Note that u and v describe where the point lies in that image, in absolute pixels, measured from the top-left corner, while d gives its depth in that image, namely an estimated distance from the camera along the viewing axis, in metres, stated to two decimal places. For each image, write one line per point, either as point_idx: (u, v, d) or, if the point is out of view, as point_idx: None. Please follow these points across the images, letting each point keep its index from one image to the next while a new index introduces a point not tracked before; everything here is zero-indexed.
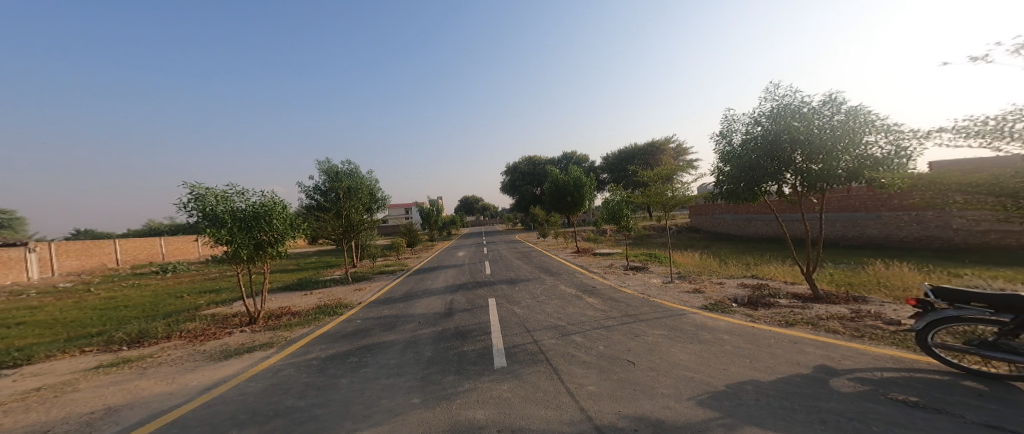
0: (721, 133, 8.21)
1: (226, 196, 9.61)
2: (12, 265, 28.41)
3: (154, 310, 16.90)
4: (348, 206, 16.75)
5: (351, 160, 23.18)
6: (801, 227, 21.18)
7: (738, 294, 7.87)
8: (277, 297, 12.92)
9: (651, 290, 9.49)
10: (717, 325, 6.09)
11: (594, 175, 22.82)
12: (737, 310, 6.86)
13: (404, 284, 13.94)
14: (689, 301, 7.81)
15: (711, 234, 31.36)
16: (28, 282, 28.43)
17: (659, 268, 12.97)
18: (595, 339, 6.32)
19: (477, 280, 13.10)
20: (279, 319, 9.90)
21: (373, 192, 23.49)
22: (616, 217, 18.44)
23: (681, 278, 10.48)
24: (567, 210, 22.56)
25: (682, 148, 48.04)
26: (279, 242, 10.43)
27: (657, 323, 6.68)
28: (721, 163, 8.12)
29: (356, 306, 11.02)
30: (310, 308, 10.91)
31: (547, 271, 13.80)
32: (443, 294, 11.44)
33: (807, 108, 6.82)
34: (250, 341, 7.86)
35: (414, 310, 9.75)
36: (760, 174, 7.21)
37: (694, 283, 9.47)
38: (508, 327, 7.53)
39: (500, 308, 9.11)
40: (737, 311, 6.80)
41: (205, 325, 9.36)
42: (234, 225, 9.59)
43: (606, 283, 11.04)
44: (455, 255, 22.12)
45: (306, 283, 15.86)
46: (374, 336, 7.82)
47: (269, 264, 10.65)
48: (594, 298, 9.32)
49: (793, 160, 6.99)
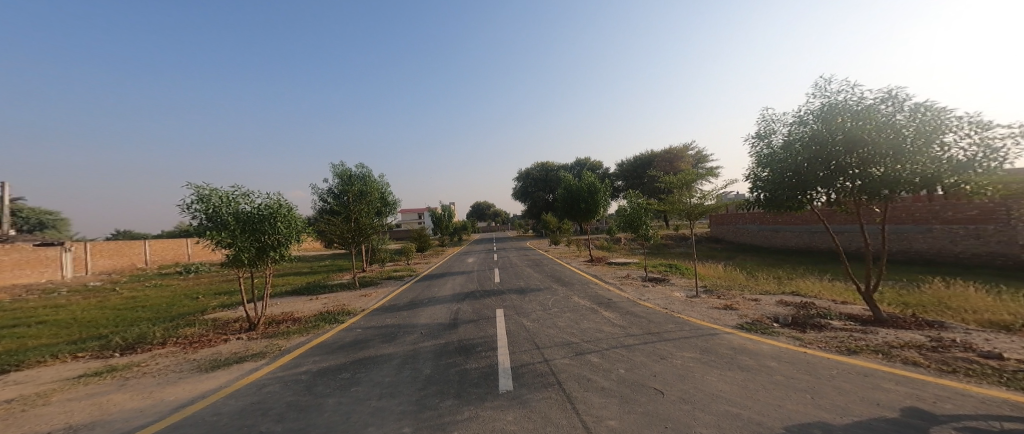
0: (757, 134, 7.37)
1: (232, 197, 9.18)
2: (49, 263, 29.19)
3: (166, 312, 16.79)
4: (356, 210, 16.43)
5: (364, 164, 22.97)
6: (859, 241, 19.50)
7: (779, 311, 6.94)
8: (281, 302, 12.48)
9: (674, 305, 8.62)
10: (756, 349, 5.24)
11: (609, 181, 21.92)
12: (781, 332, 5.94)
13: (410, 290, 13.40)
14: (720, 318, 6.93)
15: (734, 245, 29.98)
16: (63, 281, 29.10)
17: (681, 280, 12.04)
18: (614, 361, 5.56)
19: (486, 289, 12.42)
20: (280, 326, 9.44)
21: (385, 197, 23.12)
22: (633, 225, 17.44)
23: (706, 292, 9.54)
24: (581, 217, 21.73)
25: (701, 154, 46.77)
26: (284, 246, 9.96)
27: (684, 342, 5.86)
28: (762, 167, 7.19)
29: (360, 313, 10.50)
30: (312, 315, 10.44)
31: (560, 281, 13.02)
32: (449, 302, 10.82)
33: (872, 104, 5.88)
34: (244, 350, 7.44)
35: (418, 319, 9.15)
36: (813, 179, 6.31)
37: (723, 298, 8.53)
38: (516, 343, 6.81)
39: (508, 320, 8.43)
40: (781, 333, 5.89)
41: (203, 331, 9.03)
42: (238, 227, 9.15)
43: (623, 296, 10.20)
44: (466, 262, 21.60)
45: (314, 287, 15.45)
46: (371, 349, 7.21)
47: (273, 268, 10.17)
48: (611, 312, 8.50)
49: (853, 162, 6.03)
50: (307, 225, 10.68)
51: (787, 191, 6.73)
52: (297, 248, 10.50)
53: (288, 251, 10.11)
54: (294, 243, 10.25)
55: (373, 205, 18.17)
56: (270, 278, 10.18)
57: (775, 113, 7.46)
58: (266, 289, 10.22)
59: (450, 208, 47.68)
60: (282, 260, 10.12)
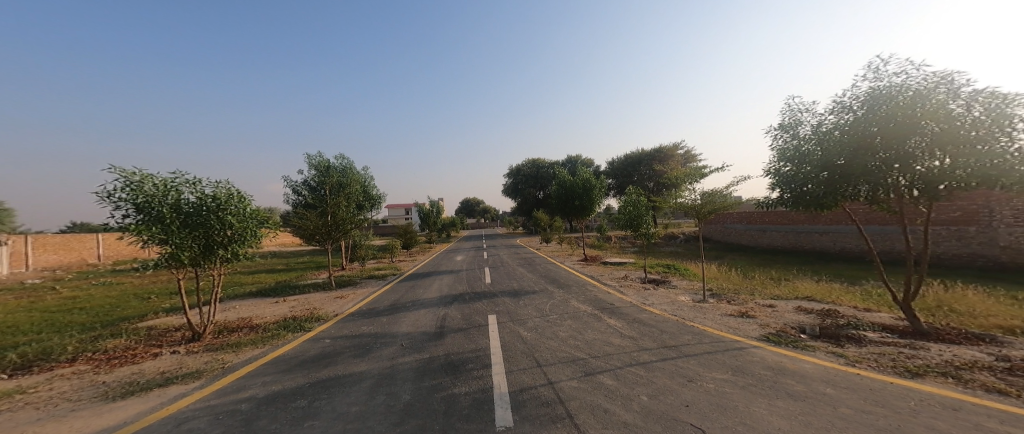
0: (780, 126, 6.81)
1: (172, 185, 7.69)
2: None
3: (113, 314, 14.93)
4: (333, 202, 15.05)
5: (345, 155, 21.52)
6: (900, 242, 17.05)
7: (805, 320, 6.16)
8: (239, 304, 11.10)
9: (684, 312, 7.81)
10: (804, 370, 4.41)
11: (604, 178, 21.19)
12: (818, 347, 5.13)
13: (391, 292, 12.23)
14: (740, 329, 6.10)
15: (722, 245, 29.91)
16: (0, 277, 26.16)
17: (685, 283, 11.32)
18: (634, 385, 4.65)
19: (475, 291, 11.37)
20: (232, 335, 8.04)
21: (366, 191, 21.61)
22: (633, 222, 16.14)
23: (716, 297, 8.82)
24: (575, 214, 20.92)
25: (689, 154, 46.86)
26: (237, 243, 8.44)
27: (713, 360, 5.02)
28: (793, 159, 6.58)
29: (330, 319, 9.21)
30: (273, 320, 9.13)
31: (554, 282, 12.08)
32: (434, 307, 9.74)
33: (930, 89, 5.34)
34: (176, 369, 6.23)
35: (399, 327, 8.05)
36: (861, 171, 5.73)
37: (736, 304, 7.77)
38: (513, 360, 5.82)
39: (502, 329, 7.44)
40: (818, 349, 5.07)
41: (132, 342, 7.73)
42: (174, 220, 7.64)
43: (625, 300, 9.37)
44: (451, 260, 20.51)
45: (284, 287, 14.00)
46: (340, 365, 6.06)
47: (224, 267, 8.63)
48: (615, 320, 7.61)
49: (909, 153, 5.46)
50: (268, 219, 9.18)
51: (827, 185, 6.14)
52: (256, 245, 9.01)
53: (243, 249, 8.60)
54: (250, 239, 8.71)
55: (354, 198, 16.75)
56: (221, 278, 8.59)
57: (797, 104, 6.95)
58: (215, 292, 8.53)
59: (437, 204, 46.24)
60: (235, 260, 8.62)
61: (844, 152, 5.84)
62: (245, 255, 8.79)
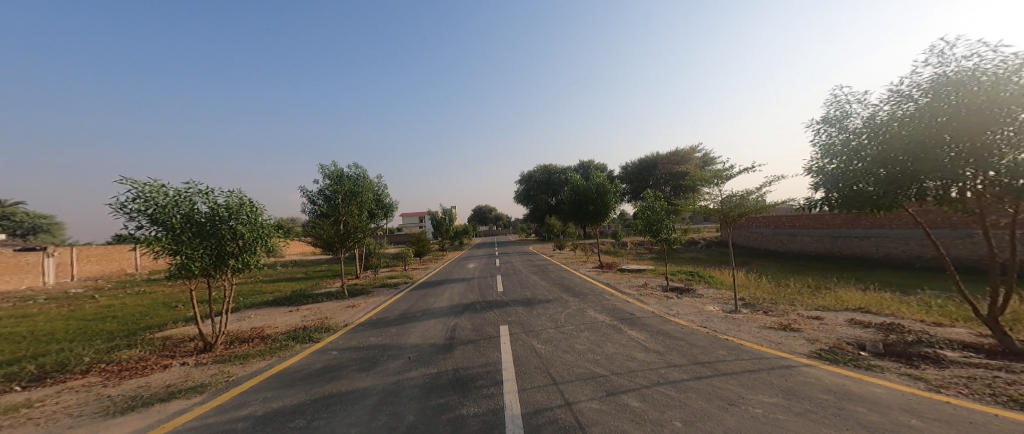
0: (825, 118, 6.34)
1: (185, 195, 7.43)
2: (30, 269, 27.37)
3: (137, 323, 15.13)
4: (345, 209, 14.98)
5: (358, 164, 21.56)
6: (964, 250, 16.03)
7: (861, 335, 5.44)
8: (254, 314, 10.96)
9: (714, 323, 7.14)
10: (875, 397, 3.73)
11: (618, 181, 20.47)
12: (886, 367, 4.41)
13: (403, 301, 11.95)
14: (786, 344, 5.42)
15: (748, 250, 28.61)
16: (46, 287, 27.27)
17: (710, 291, 10.56)
18: (665, 408, 4.08)
19: (487, 299, 10.95)
20: (244, 346, 7.84)
21: (379, 199, 21.58)
22: (654, 228, 14.73)
23: (748, 306, 8.07)
24: (589, 220, 20.22)
25: (708, 156, 45.57)
26: (249, 253, 8.16)
27: (756, 380, 4.38)
28: (844, 156, 6.05)
29: (339, 330, 8.92)
30: (284, 331, 8.91)
31: (569, 290, 11.51)
32: (445, 316, 9.36)
33: (1006, 74, 4.85)
34: (181, 382, 5.97)
35: (407, 339, 7.69)
36: (930, 167, 5.19)
37: (775, 316, 7.03)
38: (527, 377, 5.32)
39: (516, 342, 6.97)
40: (886, 369, 4.37)
41: (146, 353, 7.58)
42: (186, 231, 7.37)
43: (647, 310, 8.75)
44: (465, 268, 20.21)
45: (298, 297, 13.87)
46: (343, 380, 5.70)
47: (236, 277, 8.37)
48: (637, 332, 6.99)
49: (985, 146, 4.95)
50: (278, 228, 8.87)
51: (888, 183, 5.60)
52: (266, 254, 8.72)
53: (255, 259, 8.29)
54: (261, 249, 8.42)
55: (366, 205, 16.65)
56: (233, 289, 8.36)
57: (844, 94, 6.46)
58: (227, 302, 8.32)
59: (452, 211, 46.17)
60: (246, 270, 8.33)
61: (908, 146, 5.31)
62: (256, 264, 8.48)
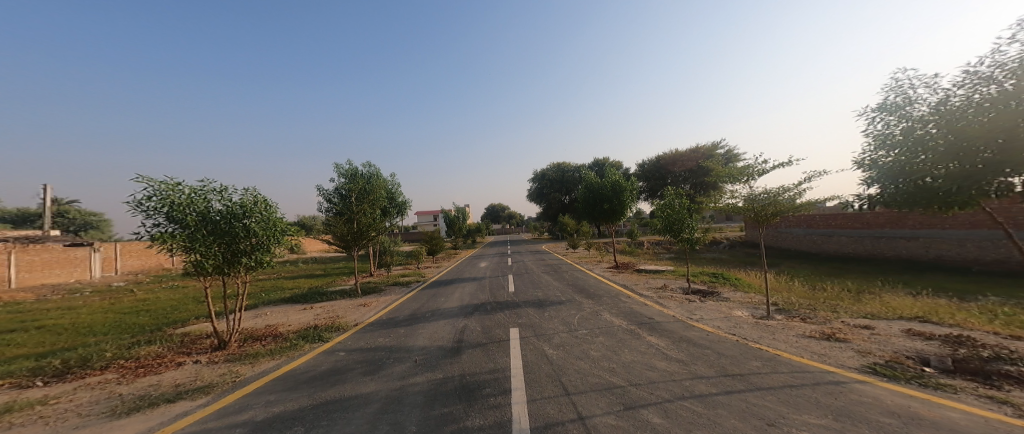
0: (882, 105, 5.75)
1: (201, 193, 7.34)
2: (80, 263, 28.80)
3: (163, 317, 15.54)
4: (358, 208, 15.09)
5: (372, 163, 21.64)
6: None
7: (922, 350, 4.88)
8: (271, 311, 11.00)
9: (743, 329, 6.59)
10: (951, 427, 3.16)
11: (635, 179, 19.76)
12: (959, 387, 3.88)
13: (415, 300, 11.80)
14: (834, 356, 4.90)
15: (777, 251, 27.31)
16: (92, 281, 28.64)
17: (735, 294, 9.90)
18: (693, 427, 3.64)
19: (498, 300, 10.67)
20: (256, 345, 7.78)
21: (392, 196, 21.67)
22: (673, 227, 13.66)
23: (781, 312, 7.43)
24: (604, 219, 19.59)
25: (730, 153, 43.99)
26: (262, 251, 8.03)
27: (799, 398, 3.87)
28: (908, 147, 5.47)
29: (350, 330, 8.78)
30: (297, 329, 8.86)
31: (584, 291, 11.05)
32: (455, 318, 9.13)
33: None
34: (190, 382, 5.89)
35: (414, 342, 7.50)
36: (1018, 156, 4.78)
37: (814, 323, 6.42)
38: (537, 386, 4.94)
39: (526, 347, 6.64)
40: (958, 389, 3.85)
41: (162, 349, 7.59)
42: (201, 229, 7.29)
43: (666, 314, 8.24)
44: (478, 266, 20.01)
45: (312, 294, 13.92)
46: (347, 385, 5.48)
47: (249, 275, 8.28)
48: (656, 338, 6.51)
49: None
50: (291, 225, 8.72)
51: (964, 175, 5.12)
52: (279, 252, 8.59)
53: (268, 257, 8.16)
54: (274, 247, 8.29)
55: (379, 203, 16.69)
56: (246, 286, 8.30)
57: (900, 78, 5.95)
58: (240, 300, 8.28)
59: (467, 210, 46.09)
60: (260, 268, 8.21)
61: (991, 134, 4.89)
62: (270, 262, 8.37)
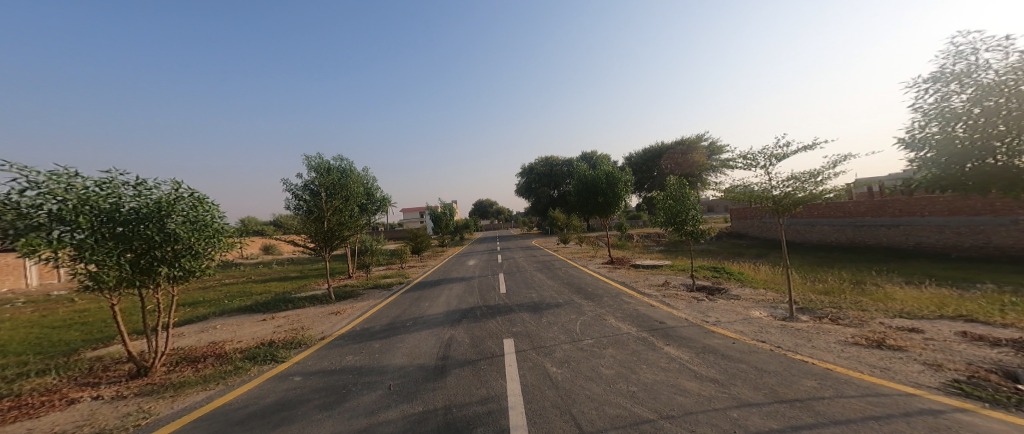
0: (944, 73, 5.16)
1: (107, 189, 6.01)
2: (10, 271, 25.87)
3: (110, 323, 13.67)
4: (324, 204, 13.63)
5: (345, 156, 20.15)
6: (1011, 239, 14.79)
7: (1000, 361, 4.07)
8: (224, 324, 9.56)
9: (773, 335, 5.74)
10: None
11: (628, 170, 18.96)
12: None
13: (393, 305, 10.58)
14: (899, 369, 4.04)
15: (763, 242, 27.23)
16: (28, 289, 25.79)
17: (744, 291, 9.15)
18: None
19: (487, 303, 9.60)
20: (189, 369, 6.42)
21: (369, 192, 20.12)
22: (674, 219, 12.68)
23: (805, 312, 6.70)
24: (596, 213, 18.73)
25: (713, 145, 44.08)
26: (190, 258, 6.72)
27: None
28: (971, 125, 5.09)
29: (311, 346, 7.47)
30: (247, 347, 7.49)
31: (580, 291, 10.10)
32: (439, 327, 7.99)
33: None
34: (77, 428, 4.53)
35: (389, 360, 6.34)
36: None
37: (851, 326, 5.61)
38: (543, 422, 3.90)
39: (523, 367, 5.59)
40: None
41: (62, 381, 6.11)
42: (102, 231, 5.93)
43: (679, 317, 7.37)
44: (463, 264, 18.83)
45: (277, 301, 12.42)
46: (296, 425, 4.29)
47: (175, 287, 6.89)
48: (677, 351, 5.57)
49: None
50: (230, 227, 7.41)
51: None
52: (215, 259, 7.26)
53: (198, 265, 6.86)
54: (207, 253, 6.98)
55: (353, 199, 15.25)
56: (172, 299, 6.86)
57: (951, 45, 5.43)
58: (166, 316, 6.82)
59: (452, 206, 44.54)
60: (188, 278, 6.92)
61: None
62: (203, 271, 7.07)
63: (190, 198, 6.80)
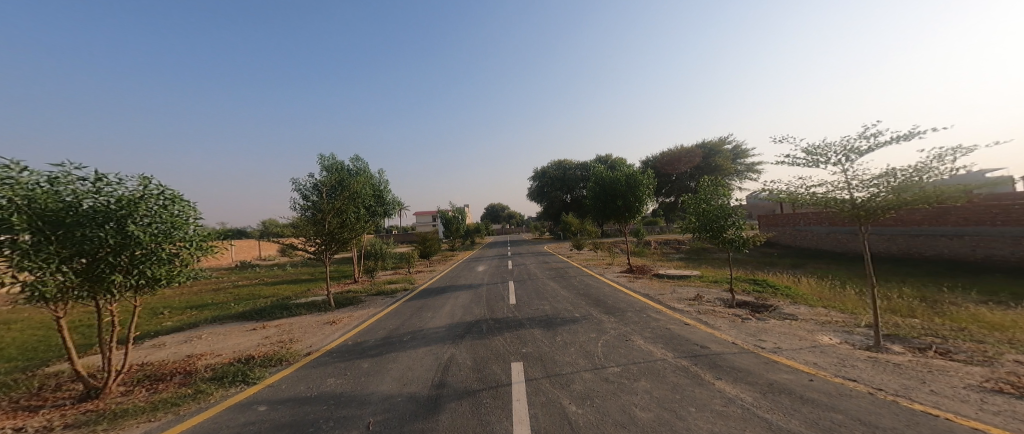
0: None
1: (55, 186, 5.02)
2: None
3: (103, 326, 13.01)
4: (326, 205, 12.74)
5: (360, 157, 19.52)
6: None
7: None
8: (208, 334, 8.66)
9: (865, 373, 4.37)
10: None
11: (653, 172, 17.59)
12: None
13: (393, 315, 9.52)
14: None
15: (796, 251, 25.32)
16: None
17: (799, 309, 7.72)
18: None
19: (495, 315, 8.44)
20: (148, 391, 5.43)
21: (379, 196, 19.26)
22: (707, 223, 11.09)
23: (893, 342, 5.30)
24: (616, 218, 17.40)
25: (739, 148, 42.13)
26: (155, 264, 5.63)
27: None
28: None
29: (291, 364, 6.44)
30: (221, 363, 6.50)
31: (600, 304, 8.83)
32: (439, 344, 6.86)
33: None
34: None
35: (375, 388, 5.22)
36: None
37: (978, 370, 4.21)
38: None
39: (536, 404, 4.39)
40: None
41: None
42: (46, 233, 4.88)
43: (725, 340, 6.06)
44: (474, 270, 17.78)
45: (272, 309, 11.50)
46: None
47: (137, 298, 5.88)
48: (734, 389, 4.28)
49: None
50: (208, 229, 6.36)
51: None
52: (190, 265, 6.18)
53: (165, 272, 5.78)
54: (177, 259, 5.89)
55: (359, 200, 14.37)
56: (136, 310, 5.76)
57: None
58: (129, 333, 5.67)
59: (464, 210, 43.78)
60: (154, 286, 5.87)
61: None
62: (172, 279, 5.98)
63: (160, 196, 5.75)
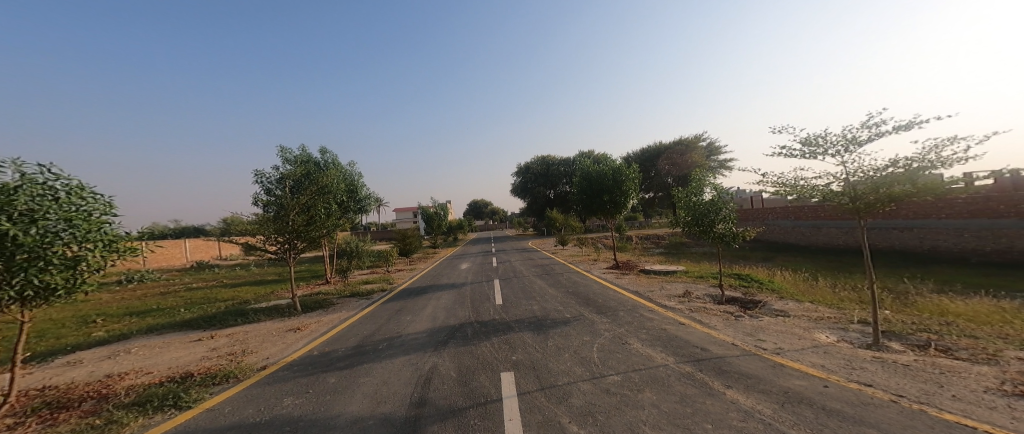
0: None
1: None
2: None
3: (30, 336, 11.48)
4: (291, 202, 11.63)
5: (327, 148, 18.18)
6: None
7: None
8: (145, 349, 8.05)
9: (878, 376, 4.15)
10: None
11: (638, 166, 17.41)
12: None
13: (367, 319, 8.81)
14: None
15: (766, 244, 26.08)
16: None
17: (789, 304, 7.62)
18: None
19: (479, 318, 7.91)
20: (42, 423, 4.98)
21: (352, 190, 18.13)
22: (698, 217, 10.89)
23: (895, 340, 5.16)
24: (601, 212, 17.19)
25: (714, 145, 43.13)
26: (51, 272, 5.01)
27: None
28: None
29: (235, 380, 5.82)
30: (145, 384, 5.99)
31: (590, 303, 8.45)
32: (417, 352, 6.27)
33: None
34: None
35: (344, 408, 4.60)
36: None
37: (987, 371, 4.07)
38: None
39: (532, 424, 3.90)
40: None
41: None
42: None
43: (726, 340, 5.78)
44: (453, 268, 17.13)
45: (228, 314, 10.46)
46: None
47: (28, 311, 5.28)
48: (748, 400, 3.94)
49: None
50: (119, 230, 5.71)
51: None
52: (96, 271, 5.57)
53: (65, 279, 5.18)
54: (75, 264, 5.20)
55: (328, 196, 13.28)
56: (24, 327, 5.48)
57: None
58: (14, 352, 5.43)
59: (445, 206, 42.80)
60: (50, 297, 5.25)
61: None
62: (71, 288, 5.33)
63: (53, 188, 5.04)
